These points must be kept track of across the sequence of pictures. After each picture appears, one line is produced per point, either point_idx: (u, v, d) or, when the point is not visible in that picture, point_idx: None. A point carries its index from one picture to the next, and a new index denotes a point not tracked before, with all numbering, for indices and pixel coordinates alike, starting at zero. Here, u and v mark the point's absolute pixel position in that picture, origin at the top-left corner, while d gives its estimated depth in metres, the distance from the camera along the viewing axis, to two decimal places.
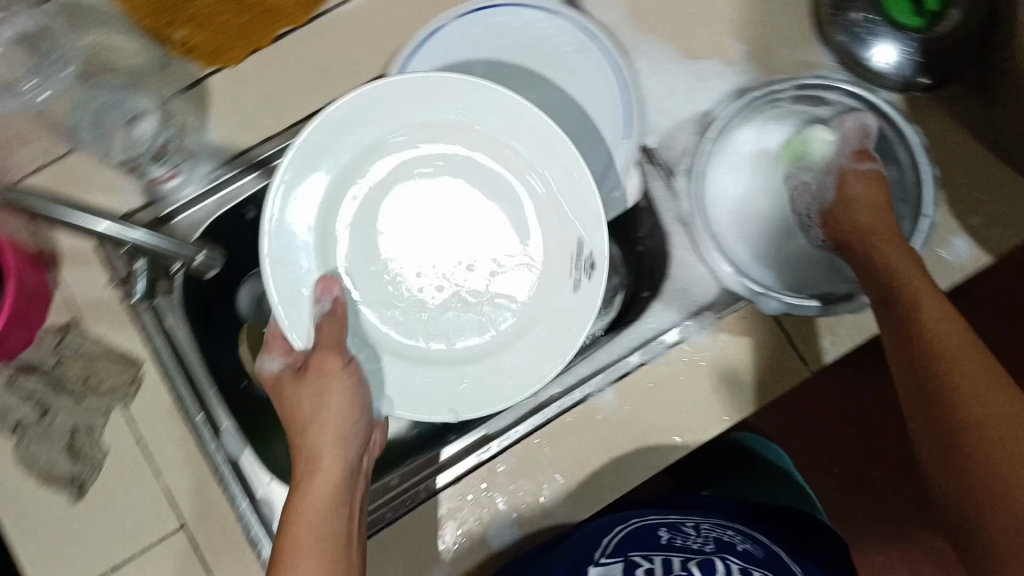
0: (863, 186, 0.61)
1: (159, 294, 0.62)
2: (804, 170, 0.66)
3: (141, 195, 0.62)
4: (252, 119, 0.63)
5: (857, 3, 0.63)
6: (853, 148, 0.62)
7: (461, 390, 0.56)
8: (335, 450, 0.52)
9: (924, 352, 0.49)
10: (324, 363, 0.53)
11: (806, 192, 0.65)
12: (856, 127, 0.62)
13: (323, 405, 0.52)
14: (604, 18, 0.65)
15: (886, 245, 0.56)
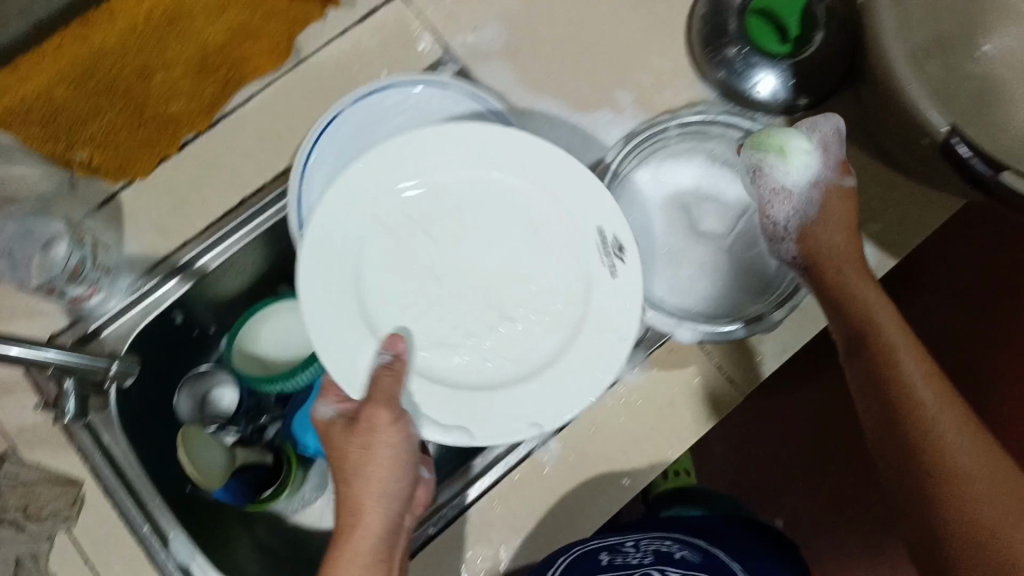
0: (840, 203, 0.61)
1: (92, 411, 0.63)
2: (777, 176, 0.61)
3: (66, 316, 0.63)
4: (168, 227, 0.64)
5: (728, 40, 0.67)
6: (836, 161, 0.62)
7: (540, 403, 0.54)
8: (375, 505, 0.50)
9: (902, 400, 0.51)
10: (374, 413, 0.50)
11: (784, 199, 0.62)
12: (833, 135, 0.62)
13: (369, 459, 0.50)
14: (496, 83, 0.68)
15: (857, 281, 0.57)
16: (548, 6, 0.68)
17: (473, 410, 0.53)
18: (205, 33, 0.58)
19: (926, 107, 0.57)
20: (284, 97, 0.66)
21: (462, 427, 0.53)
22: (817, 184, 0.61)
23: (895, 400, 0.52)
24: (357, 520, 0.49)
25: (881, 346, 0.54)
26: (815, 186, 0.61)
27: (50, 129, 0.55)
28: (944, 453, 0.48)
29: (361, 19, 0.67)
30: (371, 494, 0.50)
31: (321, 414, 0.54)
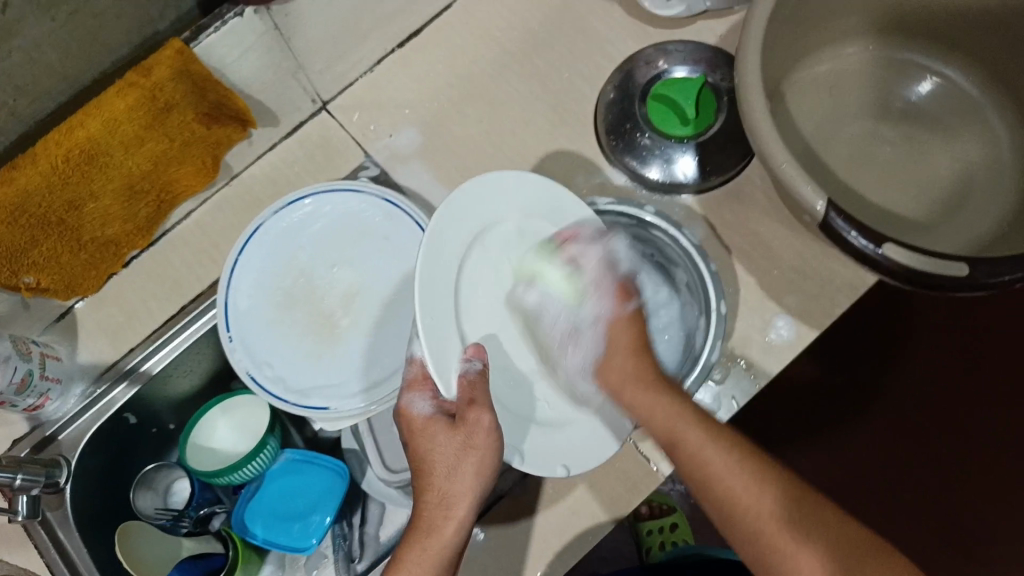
0: (623, 332, 0.61)
1: (49, 509, 0.67)
2: (558, 321, 0.62)
3: (27, 423, 0.69)
4: (118, 337, 0.71)
5: (633, 126, 0.69)
6: (613, 291, 0.62)
7: (567, 449, 0.61)
8: (466, 500, 0.55)
9: (732, 500, 0.53)
10: (477, 419, 0.55)
11: (572, 342, 0.62)
12: (602, 263, 0.62)
13: (463, 462, 0.55)
14: (415, 183, 0.71)
15: (672, 416, 0.56)
16: (462, 107, 0.72)
17: (531, 436, 0.60)
18: (129, 163, 0.63)
19: (800, 183, 0.56)
20: (221, 212, 0.73)
21: (516, 451, 0.59)
22: (598, 319, 0.62)
23: (728, 499, 0.53)
24: (453, 512, 0.55)
25: (698, 461, 0.55)
26: (597, 321, 0.62)
27: None
28: (787, 544, 0.51)
29: (287, 133, 0.73)
30: (467, 490, 0.55)
31: (415, 410, 0.58)
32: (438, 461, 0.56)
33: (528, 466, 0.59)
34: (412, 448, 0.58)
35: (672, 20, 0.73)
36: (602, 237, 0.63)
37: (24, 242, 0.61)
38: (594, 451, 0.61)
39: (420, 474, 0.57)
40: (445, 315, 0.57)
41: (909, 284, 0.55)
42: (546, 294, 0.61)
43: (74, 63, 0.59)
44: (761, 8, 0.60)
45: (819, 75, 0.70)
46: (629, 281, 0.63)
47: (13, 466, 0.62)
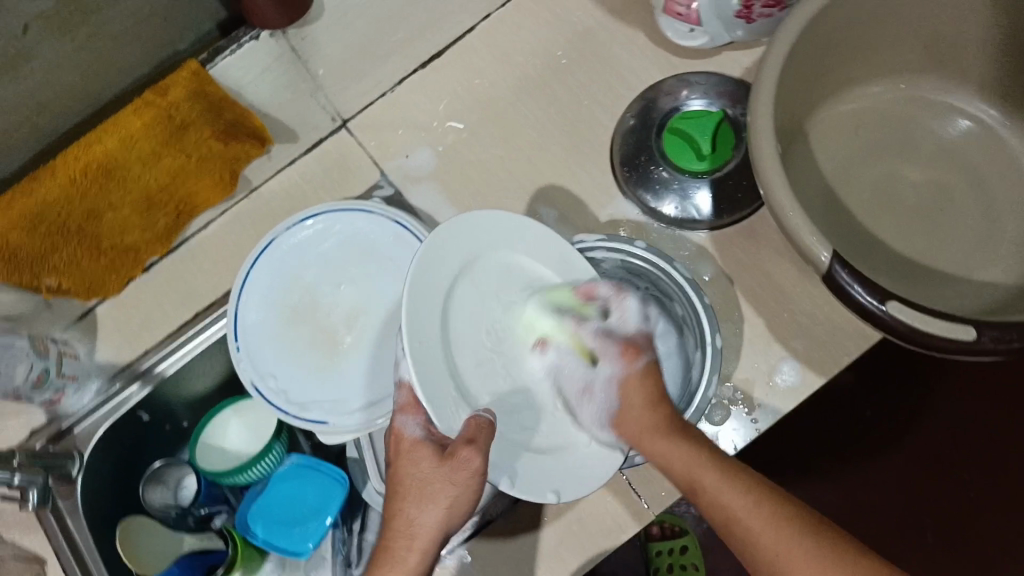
0: (637, 391, 0.59)
1: (60, 498, 0.69)
2: (572, 376, 0.61)
3: (44, 413, 0.70)
4: (134, 338, 0.73)
5: (649, 159, 0.69)
6: (618, 352, 0.60)
7: (559, 477, 0.59)
8: (433, 533, 0.53)
9: (747, 536, 0.51)
10: (469, 458, 0.53)
11: (588, 397, 0.61)
12: (599, 331, 0.61)
13: (437, 495, 0.53)
14: (427, 205, 0.72)
15: (691, 465, 0.55)
16: (478, 131, 0.72)
17: (518, 464, 0.58)
18: (146, 177, 0.65)
19: (805, 233, 0.54)
20: (238, 223, 0.74)
21: (505, 476, 0.57)
22: (610, 379, 0.60)
23: (742, 536, 0.52)
24: (415, 540, 0.52)
25: (710, 499, 0.53)
26: (610, 381, 0.60)
27: (10, 267, 0.61)
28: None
29: (307, 149, 0.74)
30: (433, 523, 0.53)
31: (407, 433, 0.56)
32: (417, 486, 0.54)
33: (516, 489, 0.57)
34: (394, 468, 0.56)
35: (696, 51, 0.71)
36: (600, 303, 0.61)
37: (43, 249, 0.63)
38: (590, 479, 0.60)
39: (395, 497, 0.54)
40: (435, 358, 0.55)
41: (916, 345, 0.53)
42: (558, 354, 0.61)
43: (94, 80, 0.61)
44: (777, 47, 0.58)
45: (845, 115, 0.68)
46: (637, 337, 0.61)
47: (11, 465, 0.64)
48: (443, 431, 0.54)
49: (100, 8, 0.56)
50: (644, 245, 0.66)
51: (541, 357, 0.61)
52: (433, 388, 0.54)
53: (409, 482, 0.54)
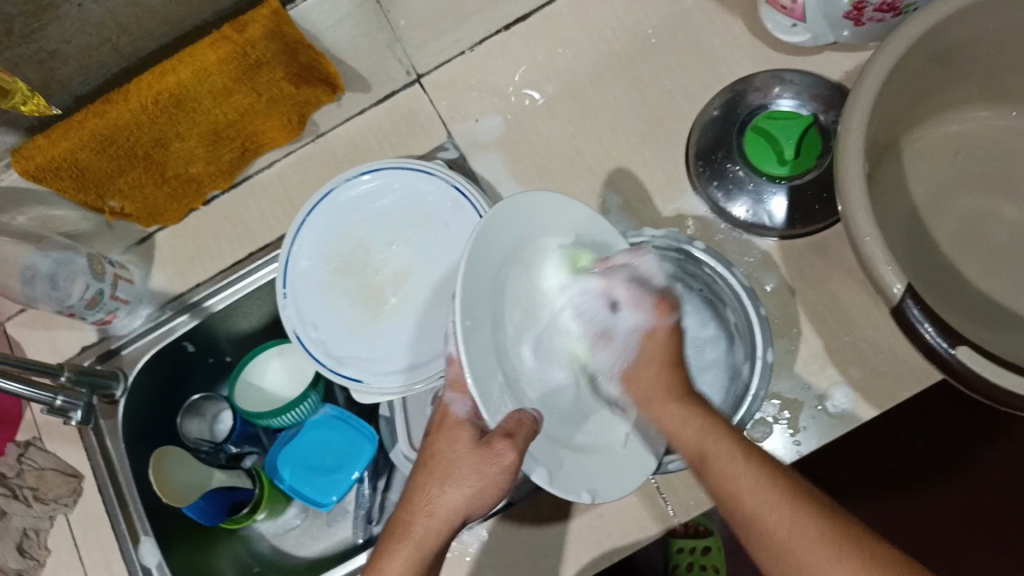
0: (659, 347, 0.59)
1: (102, 417, 0.73)
2: (595, 317, 0.60)
3: (96, 332, 0.74)
4: (188, 269, 0.73)
5: (726, 156, 0.65)
6: (651, 304, 0.60)
7: (589, 473, 0.57)
8: (451, 515, 0.53)
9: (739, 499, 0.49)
10: (503, 453, 0.52)
11: (605, 341, 0.61)
12: (634, 279, 0.60)
13: (462, 479, 0.54)
14: (490, 174, 0.70)
15: (703, 430, 0.53)
16: (553, 105, 0.70)
17: (552, 455, 0.56)
18: (217, 111, 0.64)
19: (882, 261, 0.51)
20: (302, 167, 0.73)
21: (541, 467, 0.54)
22: (635, 329, 0.60)
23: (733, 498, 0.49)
24: (433, 518, 0.53)
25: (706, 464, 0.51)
26: (635, 330, 0.60)
27: (77, 183, 0.64)
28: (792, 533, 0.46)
29: (378, 101, 0.72)
30: (452, 505, 0.53)
31: (452, 410, 0.57)
32: (448, 466, 0.55)
33: (553, 487, 0.54)
34: (431, 441, 0.57)
35: (798, 48, 0.67)
36: (632, 259, 0.59)
37: (110, 171, 0.65)
38: (620, 483, 0.58)
39: (424, 469, 0.56)
40: (484, 342, 0.53)
41: (984, 397, 0.49)
42: (589, 294, 0.59)
43: (176, 10, 0.61)
44: (884, 56, 0.54)
45: (945, 136, 0.63)
46: (668, 292, 0.61)
47: (55, 387, 0.67)
48: (487, 416, 0.52)
49: None
50: (702, 247, 0.64)
51: (568, 298, 0.60)
52: (481, 373, 0.52)
53: (440, 460, 0.55)
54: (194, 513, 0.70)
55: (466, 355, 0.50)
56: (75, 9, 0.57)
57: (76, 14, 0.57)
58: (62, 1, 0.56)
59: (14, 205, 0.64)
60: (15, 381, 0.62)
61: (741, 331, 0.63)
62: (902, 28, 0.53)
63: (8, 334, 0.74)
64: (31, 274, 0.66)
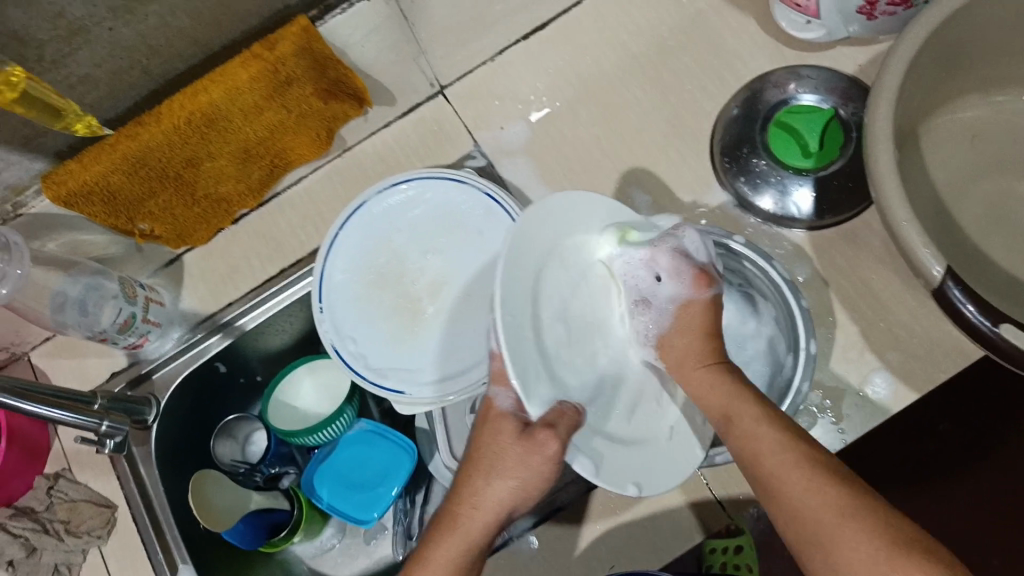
0: (697, 316, 0.59)
1: (135, 443, 0.71)
2: (638, 281, 0.59)
3: (126, 357, 0.73)
4: (220, 290, 0.74)
5: (751, 151, 0.67)
6: (690, 278, 0.58)
7: (635, 467, 0.56)
8: (497, 508, 0.52)
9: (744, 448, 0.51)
10: (545, 442, 0.51)
11: (643, 307, 0.60)
12: (676, 251, 0.59)
13: (509, 471, 0.52)
14: (519, 181, 0.71)
15: (729, 399, 0.54)
16: (575, 108, 0.72)
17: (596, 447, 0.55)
18: (246, 129, 0.65)
19: (919, 245, 0.52)
20: (330, 181, 0.75)
21: (586, 459, 0.53)
22: (674, 299, 0.59)
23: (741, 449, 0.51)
24: (480, 510, 0.51)
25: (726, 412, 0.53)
26: (673, 301, 0.59)
27: (109, 206, 0.64)
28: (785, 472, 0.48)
29: (403, 113, 0.74)
30: (501, 497, 0.52)
31: (497, 403, 0.55)
32: (493, 459, 0.52)
33: (598, 479, 0.53)
34: (476, 433, 0.54)
35: (811, 44, 0.69)
36: (675, 232, 0.59)
37: (141, 193, 0.65)
38: (666, 476, 0.58)
39: (470, 463, 0.54)
40: (529, 339, 0.52)
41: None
42: (633, 263, 0.59)
43: (205, 31, 0.61)
44: (906, 45, 0.55)
45: (963, 122, 0.65)
46: (710, 266, 0.59)
47: (102, 412, 0.66)
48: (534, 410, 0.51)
49: None
50: (742, 241, 0.63)
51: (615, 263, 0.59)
52: (527, 373, 0.51)
53: (485, 452, 0.53)
54: (234, 536, 0.69)
55: (506, 345, 0.50)
56: (106, 33, 0.57)
57: (108, 37, 0.57)
58: (94, 26, 0.56)
59: (47, 228, 0.65)
60: (62, 410, 0.61)
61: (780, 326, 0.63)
62: (922, 16, 0.55)
63: (33, 364, 0.73)
64: (62, 300, 0.65)
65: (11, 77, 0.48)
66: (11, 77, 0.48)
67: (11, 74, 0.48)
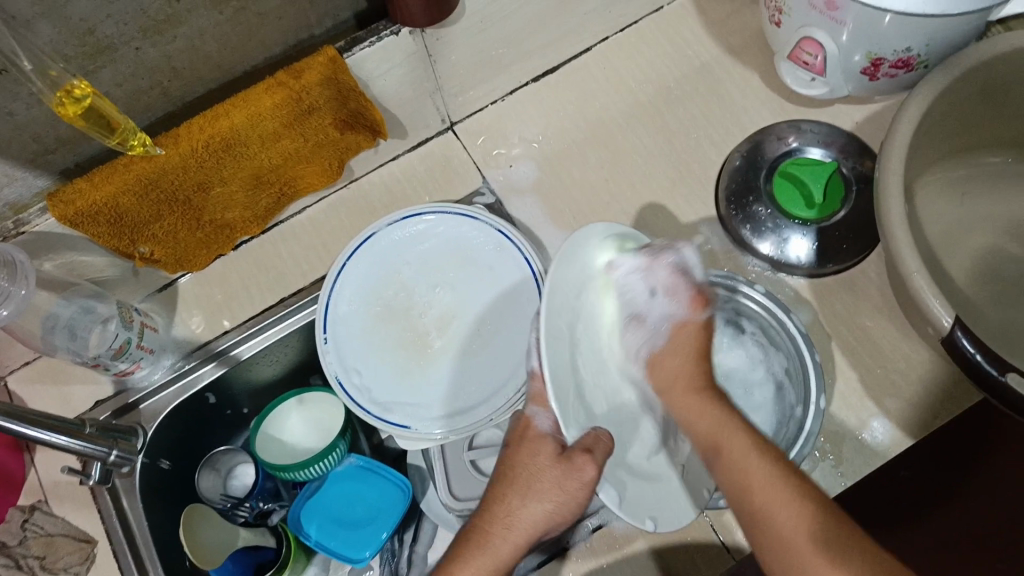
0: (691, 336, 0.60)
1: (118, 476, 0.67)
2: (635, 299, 0.59)
3: (113, 386, 0.70)
4: (216, 317, 0.72)
5: (755, 198, 0.69)
6: (688, 296, 0.59)
7: (654, 504, 0.55)
8: (531, 530, 0.51)
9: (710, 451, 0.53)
10: (583, 467, 0.50)
11: (637, 324, 0.60)
12: (673, 268, 0.59)
13: (540, 492, 0.52)
14: (527, 219, 0.72)
15: (718, 425, 0.54)
16: (585, 151, 0.74)
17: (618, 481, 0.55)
18: (261, 156, 0.65)
19: (927, 294, 0.54)
20: (336, 211, 0.75)
21: (609, 489, 0.53)
22: (669, 317, 0.60)
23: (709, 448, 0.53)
24: (512, 530, 0.51)
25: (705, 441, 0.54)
26: (669, 319, 0.60)
27: (114, 228, 0.62)
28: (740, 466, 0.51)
29: (412, 148, 0.75)
30: (533, 520, 0.51)
31: (536, 424, 0.55)
32: (528, 479, 0.53)
33: (622, 510, 0.53)
34: (512, 451, 0.55)
35: (809, 101, 0.74)
36: (670, 247, 0.59)
37: (147, 215, 0.63)
38: (682, 513, 0.56)
39: (503, 481, 0.54)
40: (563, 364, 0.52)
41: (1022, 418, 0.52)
42: (635, 276, 0.58)
43: (229, 56, 0.61)
44: (913, 106, 0.59)
45: (950, 180, 0.69)
46: (705, 286, 0.60)
47: (111, 441, 0.64)
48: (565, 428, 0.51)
49: None
50: (764, 290, 0.66)
51: (614, 275, 0.58)
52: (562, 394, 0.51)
53: (520, 471, 0.53)
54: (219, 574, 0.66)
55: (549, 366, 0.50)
56: (132, 52, 0.56)
57: (133, 56, 0.56)
58: (122, 44, 0.54)
59: (46, 250, 0.62)
60: (68, 436, 0.59)
61: (791, 375, 0.65)
62: (923, 86, 0.59)
63: (10, 390, 0.70)
64: (52, 322, 0.62)
65: (76, 91, 0.49)
66: (77, 90, 0.49)
67: (76, 88, 0.49)
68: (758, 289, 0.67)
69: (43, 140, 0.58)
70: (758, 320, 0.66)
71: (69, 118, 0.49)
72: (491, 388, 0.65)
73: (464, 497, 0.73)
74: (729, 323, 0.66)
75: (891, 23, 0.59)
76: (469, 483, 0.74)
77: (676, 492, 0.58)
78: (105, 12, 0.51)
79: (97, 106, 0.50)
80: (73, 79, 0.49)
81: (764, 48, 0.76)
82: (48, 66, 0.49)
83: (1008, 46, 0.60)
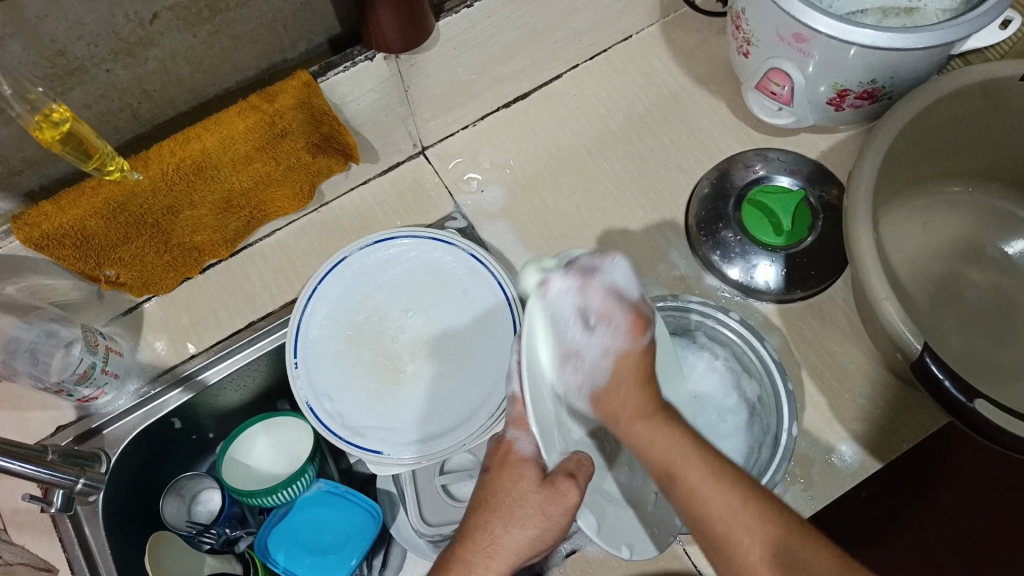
0: (631, 368, 0.51)
1: (81, 503, 0.65)
2: (571, 330, 0.51)
3: (75, 412, 0.68)
4: (183, 341, 0.71)
5: (725, 225, 0.70)
6: (625, 321, 0.51)
7: (628, 529, 0.56)
8: (514, 558, 0.50)
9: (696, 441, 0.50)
10: (566, 493, 0.50)
11: (574, 361, 0.52)
12: (608, 289, 0.52)
13: (519, 517, 0.51)
14: (497, 244, 0.72)
15: (672, 446, 0.49)
16: (557, 177, 0.75)
17: (599, 507, 0.55)
18: (233, 179, 0.64)
19: (897, 322, 0.55)
20: (305, 235, 0.74)
21: (586, 515, 0.54)
22: (607, 349, 0.51)
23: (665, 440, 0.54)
24: (495, 559, 0.50)
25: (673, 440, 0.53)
26: (607, 352, 0.51)
27: (80, 251, 0.60)
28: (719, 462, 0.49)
29: (384, 171, 0.75)
30: (517, 547, 0.50)
31: (517, 448, 0.53)
32: (506, 502, 0.52)
33: (598, 537, 0.53)
34: (492, 477, 0.52)
35: (776, 131, 0.75)
36: (599, 265, 0.52)
37: (115, 239, 0.62)
38: (656, 537, 0.58)
39: (483, 506, 0.52)
40: (544, 399, 0.52)
41: (984, 439, 0.52)
42: (567, 298, 0.51)
43: (201, 78, 0.61)
44: (878, 138, 0.61)
45: (915, 208, 0.72)
46: (644, 307, 0.52)
47: (78, 469, 0.63)
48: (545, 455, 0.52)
49: (229, 9, 0.56)
50: (736, 317, 0.66)
51: (548, 301, 0.51)
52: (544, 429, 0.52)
53: (503, 496, 0.52)
54: None
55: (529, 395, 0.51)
56: (103, 73, 0.55)
57: (103, 78, 0.55)
58: (92, 65, 0.54)
59: (9, 274, 0.60)
60: (32, 464, 0.58)
61: (762, 399, 0.65)
62: (885, 125, 0.61)
63: None
64: (14, 347, 0.61)
65: (54, 115, 0.49)
66: (56, 115, 0.49)
67: (55, 112, 0.49)
68: (732, 317, 0.67)
69: (9, 163, 0.57)
70: (729, 345, 0.67)
71: (46, 143, 0.49)
72: (468, 411, 0.65)
73: (438, 524, 0.72)
74: (702, 348, 0.67)
75: (857, 56, 0.60)
76: (441, 508, 0.72)
77: (653, 517, 0.59)
78: (76, 32, 0.51)
79: (76, 132, 0.50)
80: (51, 105, 0.49)
81: (731, 78, 0.78)
82: (27, 89, 0.48)
83: (969, 79, 0.62)
